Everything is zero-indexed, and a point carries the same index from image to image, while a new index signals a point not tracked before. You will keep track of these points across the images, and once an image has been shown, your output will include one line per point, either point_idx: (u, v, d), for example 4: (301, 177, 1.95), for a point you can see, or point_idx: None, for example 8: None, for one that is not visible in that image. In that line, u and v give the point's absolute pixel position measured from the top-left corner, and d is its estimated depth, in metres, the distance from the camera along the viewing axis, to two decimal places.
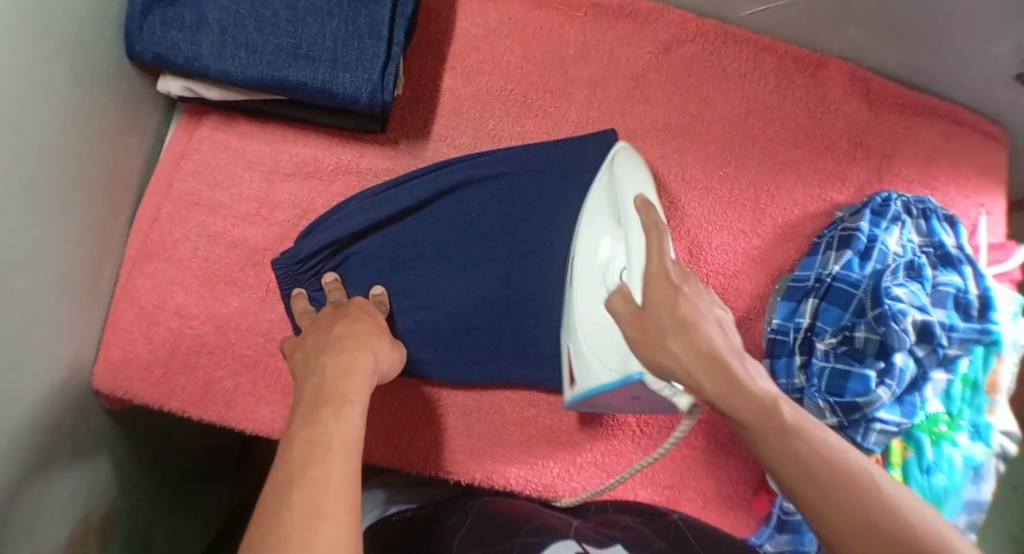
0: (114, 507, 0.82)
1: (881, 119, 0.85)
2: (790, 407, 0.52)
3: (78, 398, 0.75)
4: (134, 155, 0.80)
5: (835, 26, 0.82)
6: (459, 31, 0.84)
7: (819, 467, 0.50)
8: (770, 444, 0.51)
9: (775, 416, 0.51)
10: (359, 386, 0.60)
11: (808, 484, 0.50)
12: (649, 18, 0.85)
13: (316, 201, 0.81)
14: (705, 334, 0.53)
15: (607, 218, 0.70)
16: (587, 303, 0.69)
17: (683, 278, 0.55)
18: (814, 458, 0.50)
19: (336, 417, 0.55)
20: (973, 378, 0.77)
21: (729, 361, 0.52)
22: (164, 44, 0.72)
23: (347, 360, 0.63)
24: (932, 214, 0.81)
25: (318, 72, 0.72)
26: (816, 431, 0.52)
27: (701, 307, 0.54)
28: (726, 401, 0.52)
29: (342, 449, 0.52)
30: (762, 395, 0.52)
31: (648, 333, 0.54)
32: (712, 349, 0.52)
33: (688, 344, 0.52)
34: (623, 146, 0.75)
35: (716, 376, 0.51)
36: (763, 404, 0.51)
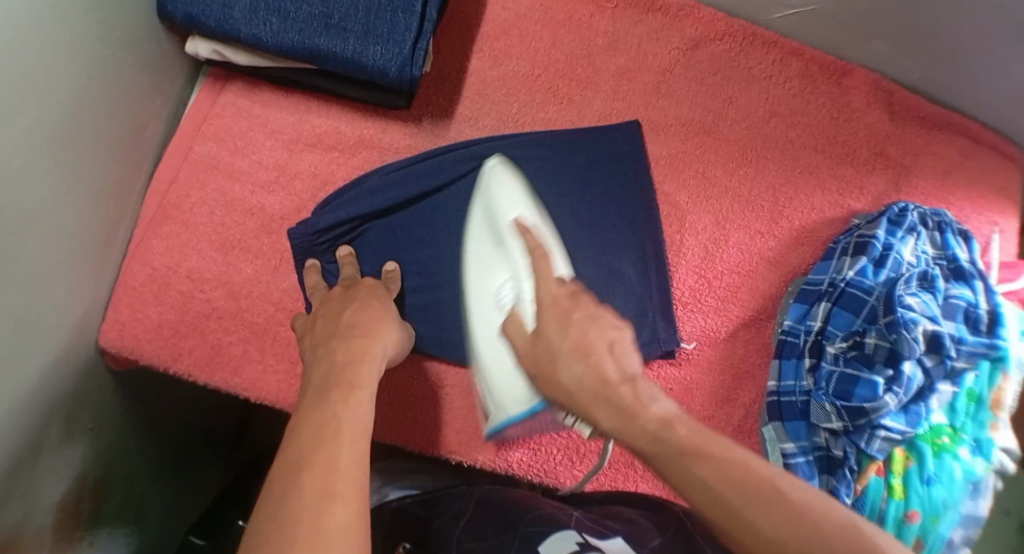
0: (111, 468, 0.81)
1: (902, 130, 0.85)
2: (692, 427, 0.49)
3: (82, 354, 0.75)
4: (157, 116, 0.80)
5: (862, 33, 0.83)
6: (489, 15, 0.85)
7: (722, 488, 0.45)
8: (670, 472, 0.48)
9: (670, 441, 0.48)
10: (369, 374, 0.59)
11: (715, 514, 0.45)
12: (679, 14, 0.85)
13: (335, 173, 0.81)
14: (594, 363, 0.52)
15: (484, 241, 0.69)
16: (485, 333, 0.67)
17: (574, 303, 0.55)
18: (717, 482, 0.45)
19: (344, 403, 0.54)
20: (978, 392, 0.76)
21: (620, 391, 0.51)
22: (196, 4, 0.73)
23: (358, 348, 0.62)
24: (947, 228, 0.81)
25: (349, 43, 0.72)
26: (721, 447, 0.47)
27: (591, 335, 0.53)
28: (624, 435, 0.50)
29: (350, 433, 0.51)
30: (654, 420, 0.49)
31: (542, 369, 0.54)
32: (599, 378, 0.52)
33: (575, 380, 0.52)
34: (496, 160, 0.75)
35: (605, 410, 0.51)
36: (657, 432, 0.48)
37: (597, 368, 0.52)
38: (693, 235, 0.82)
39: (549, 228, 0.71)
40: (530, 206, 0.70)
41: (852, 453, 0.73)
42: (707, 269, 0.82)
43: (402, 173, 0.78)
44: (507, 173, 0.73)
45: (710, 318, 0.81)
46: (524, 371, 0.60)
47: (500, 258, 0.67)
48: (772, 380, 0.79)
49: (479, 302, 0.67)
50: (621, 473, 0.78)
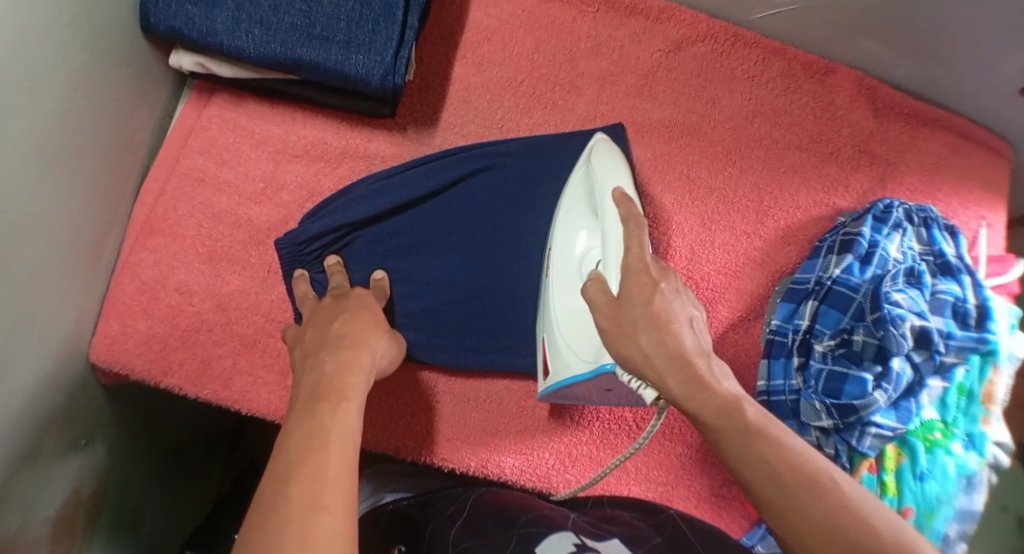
0: (105, 483, 0.81)
1: (886, 127, 0.85)
2: (758, 410, 0.52)
3: (73, 370, 0.75)
4: (143, 130, 0.80)
5: (844, 32, 0.83)
6: (472, 21, 0.85)
7: (785, 473, 0.49)
8: (733, 443, 0.51)
9: (740, 417, 0.51)
10: (358, 382, 0.59)
11: (768, 493, 0.49)
12: (661, 17, 0.85)
13: (322, 183, 0.81)
14: (674, 334, 0.53)
15: (582, 211, 0.72)
16: (563, 294, 0.70)
17: (661, 274, 0.56)
18: (776, 459, 0.50)
19: (332, 416, 0.54)
20: (968, 387, 0.76)
21: (696, 361, 0.53)
22: (179, 17, 0.73)
23: (346, 359, 0.62)
24: (933, 223, 0.81)
25: (332, 52, 0.72)
26: (782, 433, 0.51)
27: (675, 305, 0.54)
28: (690, 401, 0.52)
29: (335, 446, 0.51)
30: (728, 396, 0.52)
31: (627, 322, 0.54)
32: (675, 347, 0.53)
33: (658, 343, 0.53)
34: (601, 138, 0.75)
35: (680, 377, 0.52)
36: (725, 406, 0.51)
37: (675, 338, 0.53)
38: (680, 237, 0.82)
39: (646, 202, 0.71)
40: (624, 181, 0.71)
41: (843, 451, 0.74)
42: (695, 270, 0.82)
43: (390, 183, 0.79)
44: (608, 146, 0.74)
45: None
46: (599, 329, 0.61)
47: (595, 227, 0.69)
48: (761, 380, 0.79)
49: (561, 262, 0.70)
50: (613, 477, 0.78)
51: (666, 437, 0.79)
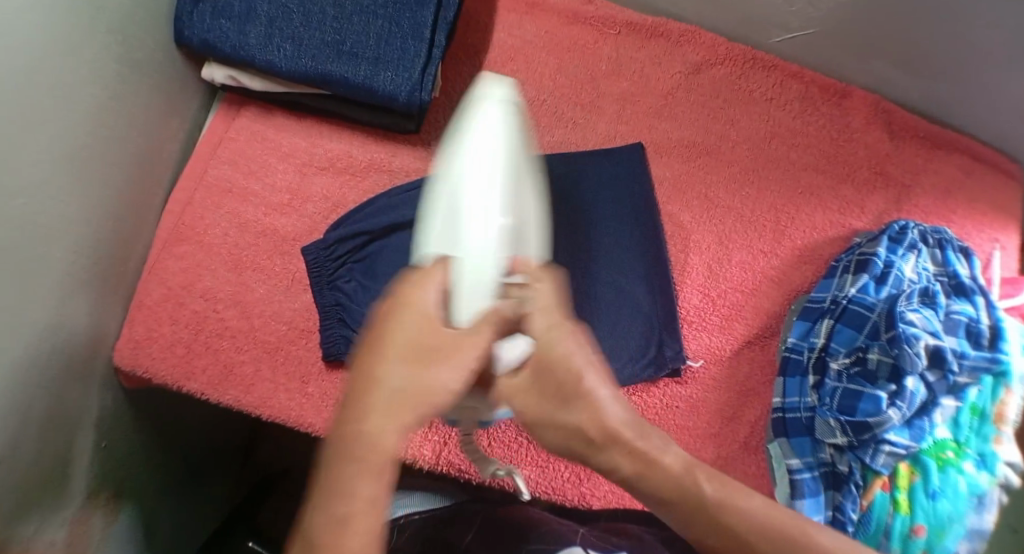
0: (122, 485, 0.82)
1: (901, 150, 0.87)
2: (711, 478, 0.57)
3: (95, 372, 0.76)
4: (173, 139, 0.82)
5: (860, 55, 0.85)
6: (496, 41, 0.87)
7: (721, 519, 0.55)
8: (695, 516, 0.56)
9: (696, 491, 0.56)
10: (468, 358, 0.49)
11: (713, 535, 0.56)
12: (680, 39, 0.87)
13: (347, 196, 0.82)
14: (597, 413, 0.54)
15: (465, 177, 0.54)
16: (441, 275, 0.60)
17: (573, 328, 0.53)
18: (738, 527, 0.55)
19: (370, 454, 0.47)
20: (981, 407, 0.77)
21: (629, 434, 0.55)
22: (212, 31, 0.75)
23: (423, 382, 0.48)
24: (947, 244, 0.82)
25: (360, 69, 0.74)
26: (737, 498, 0.56)
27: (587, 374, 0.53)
28: (645, 480, 0.57)
29: (376, 493, 0.47)
30: (680, 473, 0.56)
31: (554, 398, 0.54)
32: (608, 429, 0.55)
33: (590, 426, 0.54)
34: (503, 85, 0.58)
35: (629, 457, 0.56)
36: (681, 481, 0.56)
37: (612, 416, 0.54)
38: (697, 254, 0.84)
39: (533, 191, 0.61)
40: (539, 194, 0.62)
41: (857, 469, 0.74)
42: (712, 286, 0.83)
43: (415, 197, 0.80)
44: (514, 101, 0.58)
45: (715, 336, 0.82)
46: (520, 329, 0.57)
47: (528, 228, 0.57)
48: (776, 397, 0.79)
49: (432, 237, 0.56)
50: (629, 491, 0.77)
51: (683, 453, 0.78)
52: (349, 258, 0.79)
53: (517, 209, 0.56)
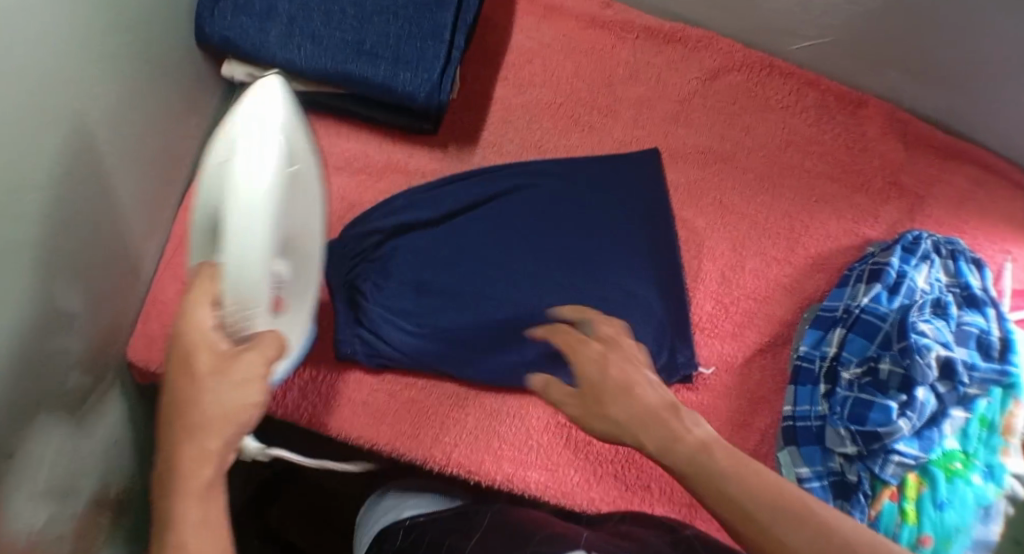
0: (131, 480, 0.82)
1: (916, 161, 0.87)
2: (725, 446, 0.53)
3: (108, 369, 0.76)
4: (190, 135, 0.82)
5: (878, 64, 0.85)
6: (513, 43, 0.87)
7: (761, 508, 0.48)
8: (709, 487, 0.51)
9: (705, 458, 0.52)
10: (617, 413, 0.55)
11: (758, 538, 0.48)
12: (698, 45, 0.87)
13: (362, 196, 0.82)
14: (636, 399, 0.56)
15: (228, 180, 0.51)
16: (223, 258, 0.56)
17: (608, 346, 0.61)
18: (752, 497, 0.49)
19: (191, 496, 0.44)
20: (990, 418, 0.77)
21: (668, 420, 0.55)
22: (233, 28, 0.74)
23: (218, 411, 0.45)
24: (960, 256, 0.82)
25: (380, 69, 0.74)
26: (750, 468, 0.51)
27: (633, 376, 0.57)
28: (662, 453, 0.54)
29: (203, 518, 0.44)
30: (693, 443, 0.53)
31: (594, 399, 0.57)
32: (650, 410, 0.55)
33: (629, 410, 0.55)
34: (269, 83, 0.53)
35: (650, 434, 0.54)
36: (694, 451, 0.52)
37: (648, 399, 0.56)
38: (710, 261, 0.84)
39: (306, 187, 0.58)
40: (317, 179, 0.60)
41: (866, 479, 0.74)
42: (725, 293, 0.83)
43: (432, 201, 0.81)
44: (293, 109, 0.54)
45: (727, 343, 0.82)
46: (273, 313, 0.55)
47: (297, 228, 0.56)
48: (787, 405, 0.80)
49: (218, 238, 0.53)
50: (638, 497, 0.78)
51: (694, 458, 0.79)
52: (365, 257, 0.79)
53: (285, 223, 0.53)
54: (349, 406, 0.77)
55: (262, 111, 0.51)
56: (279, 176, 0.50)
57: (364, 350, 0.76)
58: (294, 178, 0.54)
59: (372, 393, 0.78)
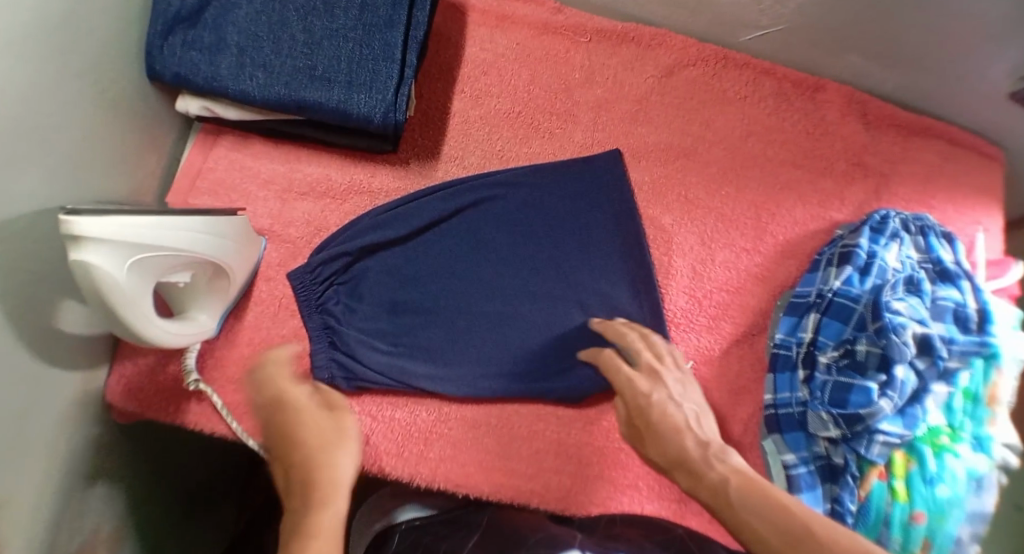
0: (124, 521, 0.82)
1: (878, 140, 0.87)
2: (744, 479, 0.59)
3: (87, 413, 0.76)
4: (152, 171, 0.82)
5: (831, 48, 0.85)
6: (468, 56, 0.87)
7: (771, 534, 0.53)
8: (728, 516, 0.57)
9: (727, 490, 0.58)
10: (654, 436, 0.66)
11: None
12: (652, 43, 0.88)
13: (329, 219, 0.83)
14: (677, 435, 0.65)
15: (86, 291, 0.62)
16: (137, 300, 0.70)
17: (653, 384, 0.70)
18: (758, 524, 0.54)
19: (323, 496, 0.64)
20: (973, 391, 0.77)
21: (697, 456, 0.63)
22: (185, 64, 0.75)
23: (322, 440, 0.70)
24: (930, 231, 0.83)
25: (334, 93, 0.75)
26: (759, 495, 0.56)
27: (673, 411, 0.67)
28: (695, 487, 0.61)
29: None
30: (717, 476, 0.60)
31: (641, 432, 0.68)
32: (680, 449, 0.64)
33: (665, 447, 0.65)
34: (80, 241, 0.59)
35: (682, 471, 0.63)
36: (716, 484, 0.59)
37: (685, 438, 0.65)
38: (681, 256, 0.84)
39: (183, 243, 0.66)
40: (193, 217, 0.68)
41: (852, 461, 0.75)
42: (697, 287, 0.83)
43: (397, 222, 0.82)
44: (111, 226, 0.60)
45: (703, 337, 0.82)
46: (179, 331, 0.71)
47: (177, 264, 0.67)
48: (768, 394, 0.80)
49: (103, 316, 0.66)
50: (626, 497, 0.77)
51: None
52: (334, 279, 0.80)
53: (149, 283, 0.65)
54: None
55: (83, 231, 0.59)
56: (112, 288, 0.61)
57: (342, 373, 0.77)
58: (144, 258, 0.63)
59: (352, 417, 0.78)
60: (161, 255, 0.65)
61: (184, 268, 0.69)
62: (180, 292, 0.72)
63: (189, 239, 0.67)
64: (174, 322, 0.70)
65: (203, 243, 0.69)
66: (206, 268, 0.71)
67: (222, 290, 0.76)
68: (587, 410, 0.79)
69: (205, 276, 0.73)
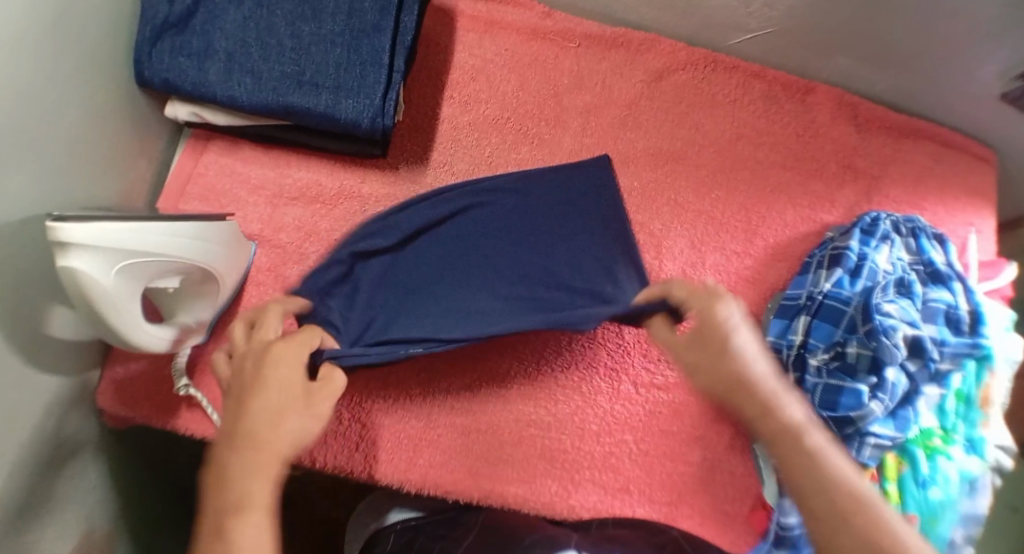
0: (115, 526, 0.82)
1: (868, 142, 0.87)
2: (819, 436, 0.60)
3: (78, 419, 0.76)
4: (142, 177, 0.82)
5: (820, 50, 0.86)
6: (458, 61, 0.87)
7: (836, 491, 0.56)
8: (792, 460, 0.59)
9: (803, 442, 0.59)
10: (720, 361, 0.66)
11: (822, 506, 0.56)
12: (641, 48, 0.88)
13: (319, 224, 0.83)
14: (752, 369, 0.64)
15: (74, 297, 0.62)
16: None
17: (734, 313, 0.68)
18: (828, 481, 0.56)
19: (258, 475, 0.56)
20: (966, 392, 0.77)
21: (767, 394, 0.63)
22: (173, 70, 0.75)
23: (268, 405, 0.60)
24: (921, 233, 0.82)
25: (322, 98, 0.75)
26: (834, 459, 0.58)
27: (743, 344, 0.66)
28: (762, 422, 0.62)
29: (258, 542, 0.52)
30: (793, 422, 0.61)
31: (705, 357, 0.67)
32: (749, 379, 0.64)
33: (729, 374, 0.65)
34: (65, 245, 0.59)
35: (751, 400, 0.63)
36: (790, 428, 0.60)
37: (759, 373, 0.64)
38: (671, 259, 0.84)
39: (171, 246, 0.66)
40: (181, 220, 0.68)
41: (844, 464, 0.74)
42: None
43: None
44: (98, 232, 0.60)
45: None
46: (169, 336, 0.70)
47: (165, 269, 0.67)
48: None
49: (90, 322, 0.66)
50: (617, 500, 0.77)
51: (667, 457, 0.79)
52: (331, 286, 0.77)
53: (136, 288, 0.65)
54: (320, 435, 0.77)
55: (69, 237, 0.59)
56: (101, 294, 0.62)
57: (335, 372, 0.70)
58: (131, 264, 0.63)
59: (341, 422, 0.78)
60: (150, 260, 0.65)
61: (172, 273, 0.69)
62: (170, 298, 0.72)
63: (177, 243, 0.67)
64: (166, 327, 0.71)
65: (190, 248, 0.69)
66: (195, 273, 0.72)
67: (211, 295, 0.76)
68: (578, 414, 0.79)
69: (194, 280, 0.73)
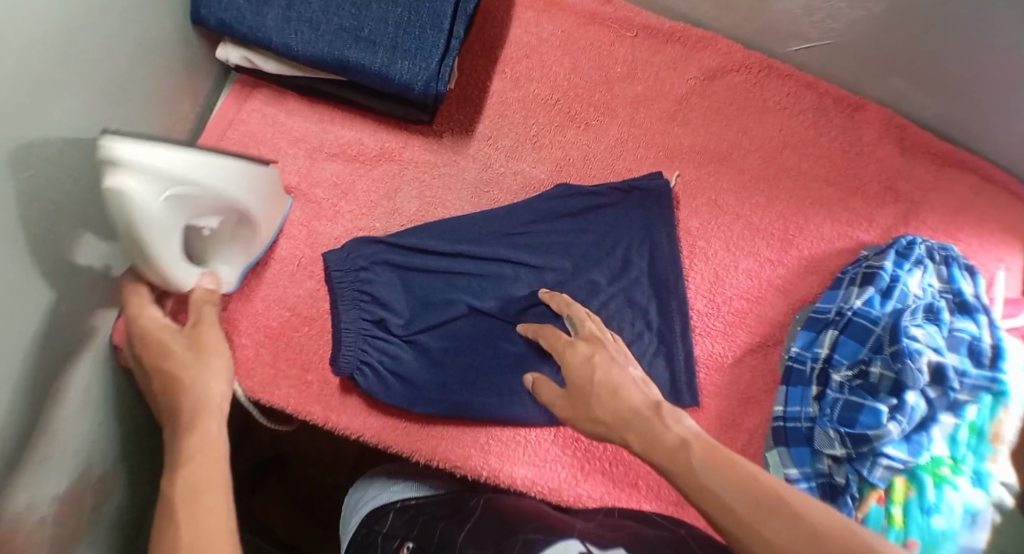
0: (121, 466, 0.81)
1: (911, 166, 0.87)
2: (708, 454, 0.54)
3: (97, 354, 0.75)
4: (184, 118, 0.81)
5: (876, 68, 0.85)
6: (513, 37, 0.86)
7: (732, 498, 0.51)
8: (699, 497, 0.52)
9: (692, 465, 0.54)
10: (579, 366, 0.65)
11: (723, 512, 0.51)
12: (697, 45, 0.87)
13: (356, 183, 0.82)
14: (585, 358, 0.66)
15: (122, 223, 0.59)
16: None
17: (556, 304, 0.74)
18: (719, 489, 0.52)
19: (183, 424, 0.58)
20: (978, 426, 0.75)
21: (613, 391, 0.62)
22: (230, 11, 0.74)
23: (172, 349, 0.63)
24: (954, 262, 0.82)
25: (377, 56, 0.74)
26: (733, 474, 0.52)
27: (604, 353, 0.66)
28: (638, 443, 0.59)
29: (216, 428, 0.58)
30: (674, 442, 0.56)
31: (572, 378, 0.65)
32: (605, 383, 0.63)
33: (608, 407, 0.61)
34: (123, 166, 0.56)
35: (606, 409, 0.62)
36: (650, 433, 0.58)
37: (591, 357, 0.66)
38: (703, 261, 0.84)
39: (219, 178, 0.65)
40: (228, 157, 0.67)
41: (854, 481, 0.73)
42: (718, 292, 0.83)
43: (427, 197, 0.82)
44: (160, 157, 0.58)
45: (718, 343, 0.82)
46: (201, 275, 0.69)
47: (210, 204, 0.66)
48: (778, 406, 0.79)
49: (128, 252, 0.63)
50: (625, 493, 0.77)
51: None
52: (366, 270, 0.77)
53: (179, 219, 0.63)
54: (338, 394, 0.77)
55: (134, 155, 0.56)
56: (151, 218, 0.59)
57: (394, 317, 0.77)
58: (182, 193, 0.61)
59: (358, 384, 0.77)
60: (199, 191, 0.63)
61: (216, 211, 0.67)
62: (204, 241, 0.70)
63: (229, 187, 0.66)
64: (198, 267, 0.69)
65: (236, 187, 0.68)
66: (233, 215, 0.70)
67: (243, 242, 0.75)
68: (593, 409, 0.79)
69: (231, 225, 0.71)
